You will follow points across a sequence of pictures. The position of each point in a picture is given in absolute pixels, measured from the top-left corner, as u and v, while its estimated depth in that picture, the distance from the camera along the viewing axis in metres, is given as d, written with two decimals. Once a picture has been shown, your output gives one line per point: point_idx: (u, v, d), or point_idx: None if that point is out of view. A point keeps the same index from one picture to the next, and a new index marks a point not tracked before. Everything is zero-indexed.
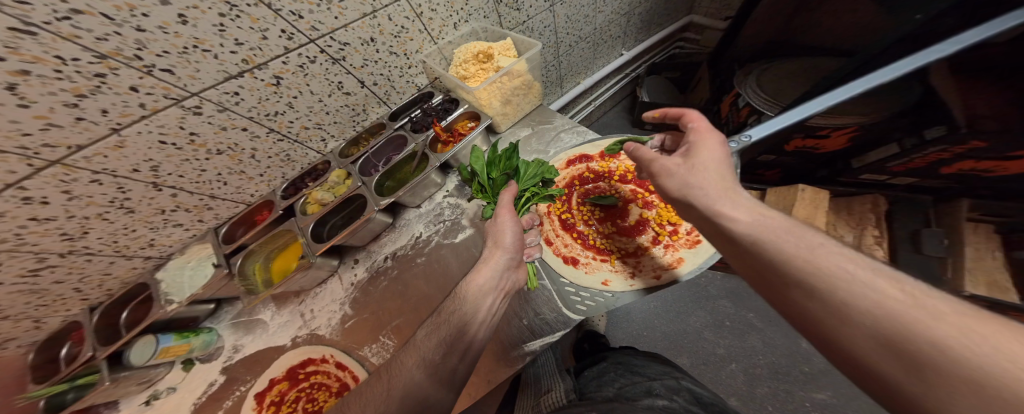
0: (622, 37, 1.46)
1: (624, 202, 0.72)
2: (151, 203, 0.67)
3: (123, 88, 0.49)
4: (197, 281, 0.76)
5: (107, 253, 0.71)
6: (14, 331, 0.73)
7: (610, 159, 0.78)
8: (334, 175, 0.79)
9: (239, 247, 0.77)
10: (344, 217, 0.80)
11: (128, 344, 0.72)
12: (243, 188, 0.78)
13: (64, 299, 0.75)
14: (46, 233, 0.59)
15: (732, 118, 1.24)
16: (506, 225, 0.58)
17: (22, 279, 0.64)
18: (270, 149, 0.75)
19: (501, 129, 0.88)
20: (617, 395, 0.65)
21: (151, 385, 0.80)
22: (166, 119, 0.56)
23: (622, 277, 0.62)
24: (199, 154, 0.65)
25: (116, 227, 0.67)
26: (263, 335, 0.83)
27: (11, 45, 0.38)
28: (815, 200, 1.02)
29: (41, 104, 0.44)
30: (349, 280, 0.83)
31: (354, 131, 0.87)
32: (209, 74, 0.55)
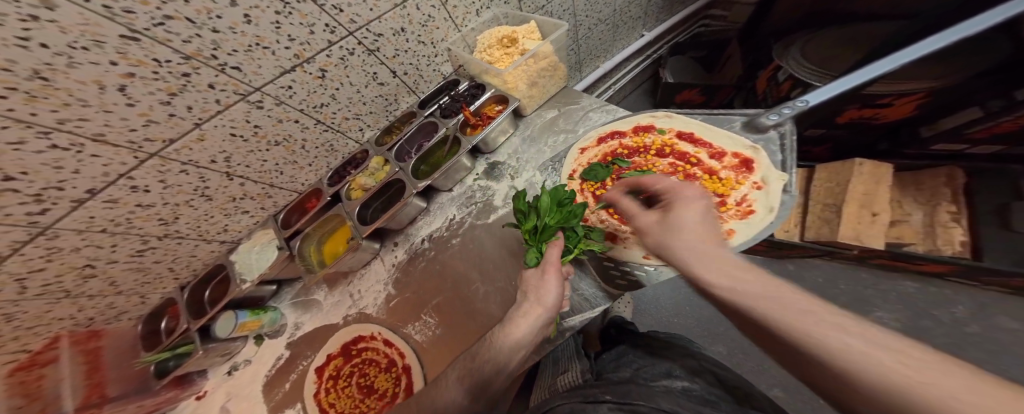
0: (643, 18, 1.40)
1: (662, 176, 0.69)
2: (225, 191, 0.76)
3: (203, 85, 0.56)
4: (262, 263, 0.86)
5: (193, 237, 0.82)
6: (128, 305, 0.88)
7: (644, 134, 0.76)
8: (374, 162, 0.85)
9: (296, 232, 0.86)
10: (384, 200, 0.86)
11: (212, 319, 0.84)
12: (297, 176, 0.87)
13: (162, 278, 0.88)
14: (147, 218, 0.71)
15: (770, 94, 1.14)
16: (551, 285, 0.51)
17: (131, 258, 0.77)
18: (317, 140, 0.82)
19: (528, 112, 0.88)
20: (634, 376, 0.65)
21: (231, 357, 0.93)
22: (236, 114, 0.63)
23: None
24: (262, 145, 0.73)
25: (199, 213, 0.78)
26: (319, 313, 0.92)
27: (122, 52, 0.46)
28: (876, 174, 0.92)
29: (143, 103, 0.53)
30: (391, 261, 0.89)
31: (387, 121, 0.92)
32: (268, 69, 0.61)
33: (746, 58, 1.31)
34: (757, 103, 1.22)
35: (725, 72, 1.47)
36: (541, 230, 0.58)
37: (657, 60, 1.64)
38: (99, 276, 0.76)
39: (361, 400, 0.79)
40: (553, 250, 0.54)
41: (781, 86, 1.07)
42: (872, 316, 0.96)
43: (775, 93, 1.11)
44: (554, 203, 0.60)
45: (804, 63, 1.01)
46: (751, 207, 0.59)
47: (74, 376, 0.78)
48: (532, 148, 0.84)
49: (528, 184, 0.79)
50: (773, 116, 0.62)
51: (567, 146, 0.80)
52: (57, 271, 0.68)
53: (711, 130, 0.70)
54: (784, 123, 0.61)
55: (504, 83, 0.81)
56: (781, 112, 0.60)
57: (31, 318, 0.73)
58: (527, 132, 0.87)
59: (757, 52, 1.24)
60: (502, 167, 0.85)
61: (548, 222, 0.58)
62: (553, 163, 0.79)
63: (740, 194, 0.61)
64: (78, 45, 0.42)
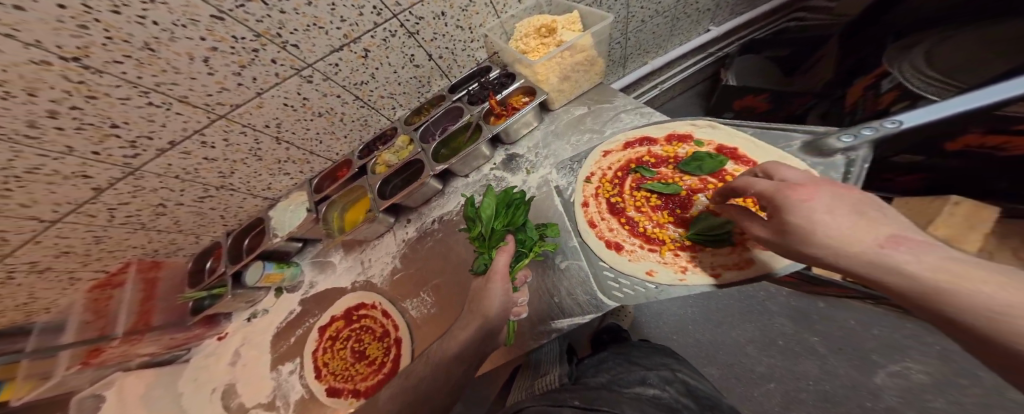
0: (713, 10, 1.21)
1: (689, 192, 0.65)
2: (273, 153, 0.86)
3: (267, 60, 0.63)
4: (294, 221, 0.94)
5: (242, 191, 0.94)
6: (185, 242, 1.02)
7: (678, 144, 0.72)
8: (400, 140, 0.89)
9: (324, 197, 0.92)
10: (404, 179, 0.89)
11: (246, 266, 0.95)
12: (333, 147, 0.94)
13: (213, 224, 1.00)
14: (210, 170, 0.82)
15: (864, 107, 0.85)
16: (491, 293, 0.54)
17: (195, 203, 0.89)
18: (354, 114, 0.87)
19: (556, 106, 0.86)
20: (609, 381, 0.65)
21: (252, 305, 1.01)
22: (290, 86, 0.71)
23: (671, 269, 0.57)
24: (307, 115, 0.80)
25: (251, 170, 0.88)
26: (331, 275, 0.99)
27: (210, 29, 0.54)
28: (971, 216, 0.65)
29: (219, 73, 0.62)
30: (402, 237, 0.92)
31: (418, 102, 0.95)
32: (321, 47, 0.66)
33: (842, 60, 0.95)
34: (839, 118, 0.93)
35: (809, 77, 1.09)
36: (488, 236, 0.63)
37: (721, 59, 1.41)
38: (168, 214, 0.89)
39: (352, 363, 0.85)
40: (502, 256, 0.57)
41: (880, 99, 0.78)
42: (897, 365, 0.86)
43: (872, 106, 0.82)
44: (502, 207, 0.66)
45: (926, 71, 0.70)
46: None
47: (130, 303, 0.96)
48: (554, 144, 0.82)
49: (543, 181, 0.78)
50: (846, 138, 0.52)
51: (590, 148, 0.78)
52: (137, 206, 0.82)
53: (758, 146, 0.65)
54: (857, 148, 0.51)
55: (535, 74, 0.79)
56: (859, 133, 0.51)
57: (113, 242, 0.90)
58: (552, 128, 0.85)
59: (864, 51, 0.88)
60: (520, 160, 0.84)
61: (496, 226, 0.64)
62: (571, 163, 0.78)
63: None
64: (180, 23, 0.52)
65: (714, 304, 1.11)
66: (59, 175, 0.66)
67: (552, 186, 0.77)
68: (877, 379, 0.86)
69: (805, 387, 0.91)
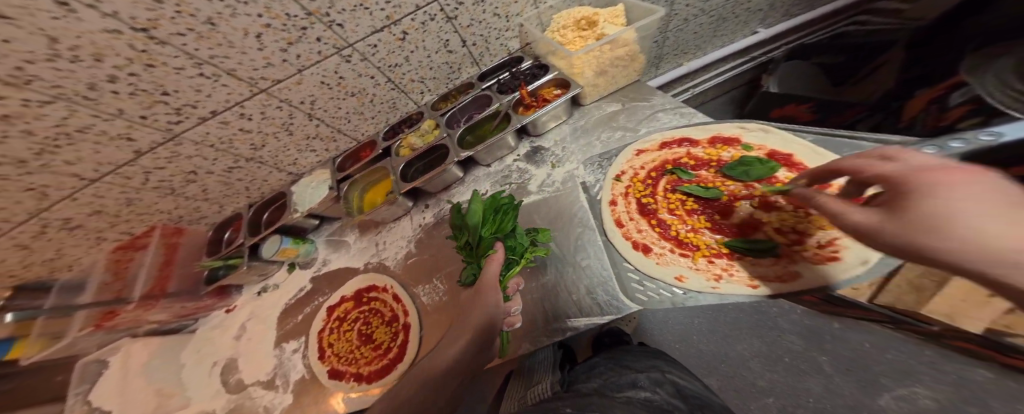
0: (766, 10, 1.08)
1: (731, 197, 0.62)
2: (304, 129, 0.89)
3: (313, 38, 0.65)
4: (314, 197, 0.98)
5: (269, 165, 0.96)
6: (207, 211, 1.05)
7: (721, 147, 0.69)
8: (426, 124, 0.90)
9: (346, 176, 0.96)
10: (426, 163, 0.91)
11: (264, 240, 1.01)
12: (360, 126, 0.96)
13: (238, 195, 1.03)
14: (243, 141, 0.84)
15: (923, 122, 0.76)
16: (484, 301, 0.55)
17: (224, 173, 0.92)
18: (384, 96, 0.89)
19: (587, 102, 0.85)
20: (600, 386, 0.65)
21: (264, 278, 1.14)
22: (329, 65, 0.73)
23: (704, 277, 0.55)
24: (341, 94, 0.82)
25: (281, 144, 0.91)
26: (345, 255, 1.05)
27: (268, 6, 0.57)
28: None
29: (268, 49, 0.64)
30: (418, 221, 0.94)
31: (447, 88, 0.96)
32: (363, 28, 0.67)
33: (907, 67, 0.83)
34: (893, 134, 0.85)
35: (858, 87, 0.99)
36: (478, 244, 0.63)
37: (764, 64, 1.29)
38: (198, 182, 0.91)
39: (358, 346, 0.88)
40: (492, 263, 0.58)
41: (944, 115, 0.69)
42: (905, 389, 0.81)
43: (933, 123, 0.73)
44: (489, 213, 0.65)
45: (1016, 85, 0.60)
46: (836, 254, 0.50)
47: (150, 267, 0.99)
48: (584, 140, 0.81)
49: (568, 176, 0.77)
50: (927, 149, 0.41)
51: (622, 146, 0.76)
52: (171, 172, 0.85)
53: (821, 154, 0.61)
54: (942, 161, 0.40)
55: (570, 67, 0.77)
56: (943, 145, 0.40)
57: (143, 204, 0.92)
58: (583, 123, 0.83)
59: (944, 56, 0.75)
60: (545, 154, 0.82)
61: (484, 234, 0.63)
62: (600, 160, 0.76)
63: (828, 235, 0.52)
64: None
65: (720, 316, 1.10)
66: (106, 136, 0.69)
67: (577, 181, 0.76)
68: (881, 401, 0.82)
69: (805, 404, 0.90)
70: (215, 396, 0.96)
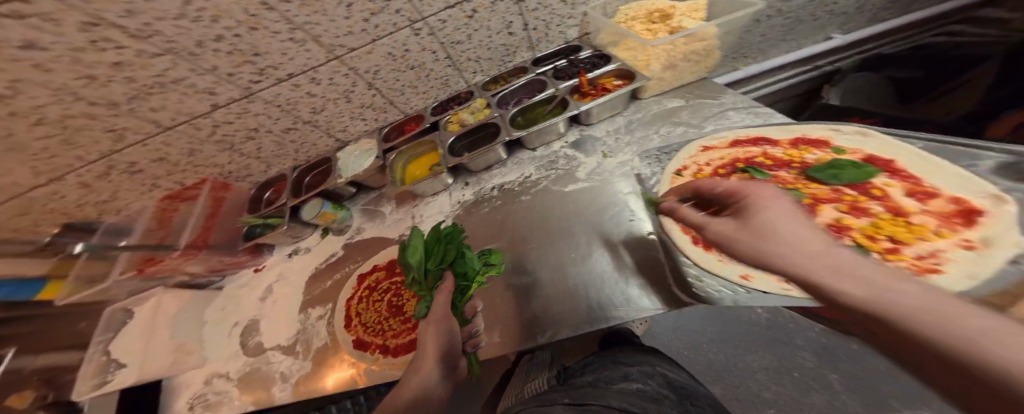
0: (851, 13, 0.98)
1: (813, 199, 0.55)
2: (361, 97, 0.99)
3: (393, 10, 0.75)
4: (356, 166, 1.08)
5: (323, 129, 1.07)
6: (255, 170, 1.16)
7: (807, 149, 0.63)
8: (477, 103, 0.98)
9: (392, 147, 1.05)
10: (471, 141, 0.99)
11: (303, 203, 1.10)
12: (411, 100, 1.07)
13: (287, 157, 1.14)
14: (307, 104, 0.95)
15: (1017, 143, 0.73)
16: (434, 335, 0.65)
17: (283, 132, 1.03)
18: (439, 72, 0.99)
19: (645, 96, 0.85)
20: (596, 379, 0.69)
21: (296, 243, 1.25)
22: (399, 37, 0.83)
23: (773, 279, 0.50)
24: (402, 66, 0.92)
25: (338, 111, 1.01)
26: (379, 224, 1.11)
27: None
28: None
29: (352, 17, 0.75)
30: (458, 198, 0.99)
31: (499, 70, 1.03)
32: (437, 3, 0.77)
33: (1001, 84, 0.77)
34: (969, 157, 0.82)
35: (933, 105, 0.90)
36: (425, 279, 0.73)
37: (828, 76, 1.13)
38: (255, 140, 1.02)
39: (384, 318, 0.93)
40: (441, 294, 0.68)
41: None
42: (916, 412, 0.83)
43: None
44: (432, 249, 0.75)
45: None
46: (936, 266, 0.42)
47: (198, 217, 1.03)
48: (640, 134, 0.81)
49: (621, 167, 0.78)
50: None
51: (686, 142, 0.74)
52: (236, 127, 0.95)
53: (934, 164, 0.52)
54: None
55: (636, 58, 0.78)
56: None
57: (201, 157, 1.01)
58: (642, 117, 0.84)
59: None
60: (596, 143, 0.81)
61: (430, 269, 0.73)
62: (658, 154, 0.75)
63: (929, 248, 0.45)
64: None
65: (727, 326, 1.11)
66: (193, 88, 0.80)
67: (628, 172, 0.76)
68: None
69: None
70: (233, 356, 1.05)
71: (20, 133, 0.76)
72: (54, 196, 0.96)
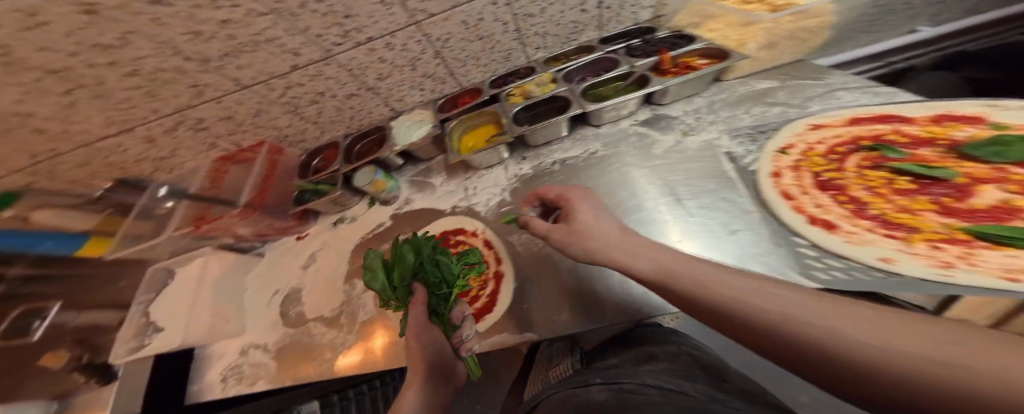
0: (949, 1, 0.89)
1: (968, 179, 0.58)
2: (425, 66, 1.09)
3: None
4: (410, 135, 1.15)
5: (380, 95, 1.14)
6: (309, 136, 1.25)
7: (946, 129, 0.67)
8: (544, 77, 1.03)
9: (448, 118, 1.15)
10: (535, 113, 1.02)
11: (354, 171, 1.20)
12: (471, 72, 1.17)
13: (342, 124, 1.24)
14: (375, 70, 1.03)
15: None
16: (422, 346, 0.76)
17: (348, 98, 1.12)
18: (503, 44, 1.07)
19: (728, 77, 0.87)
20: (621, 363, 0.74)
21: (340, 212, 1.28)
22: (476, 7, 0.89)
23: (924, 263, 0.51)
24: (471, 35, 1.00)
25: (401, 78, 1.10)
26: (430, 196, 1.17)
27: None
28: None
29: None
30: (515, 172, 1.05)
31: (564, 47, 1.11)
32: None
33: None
34: None
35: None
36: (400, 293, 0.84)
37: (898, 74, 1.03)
38: (319, 104, 1.10)
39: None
40: (417, 308, 0.80)
41: None
42: None
43: None
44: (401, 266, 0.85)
45: None
46: None
47: (258, 177, 1.12)
48: (726, 114, 0.84)
49: (707, 145, 0.81)
50: None
51: (786, 121, 0.79)
52: (306, 90, 1.03)
53: None
54: None
55: (731, 37, 0.84)
56: None
57: (264, 120, 1.09)
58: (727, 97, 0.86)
59: None
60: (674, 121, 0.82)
61: (400, 285, 0.83)
62: (754, 133, 0.79)
63: None
64: None
65: None
66: (278, 47, 0.86)
67: (720, 151, 0.79)
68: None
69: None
70: (273, 325, 1.12)
71: (110, 82, 0.84)
72: (116, 148, 1.04)
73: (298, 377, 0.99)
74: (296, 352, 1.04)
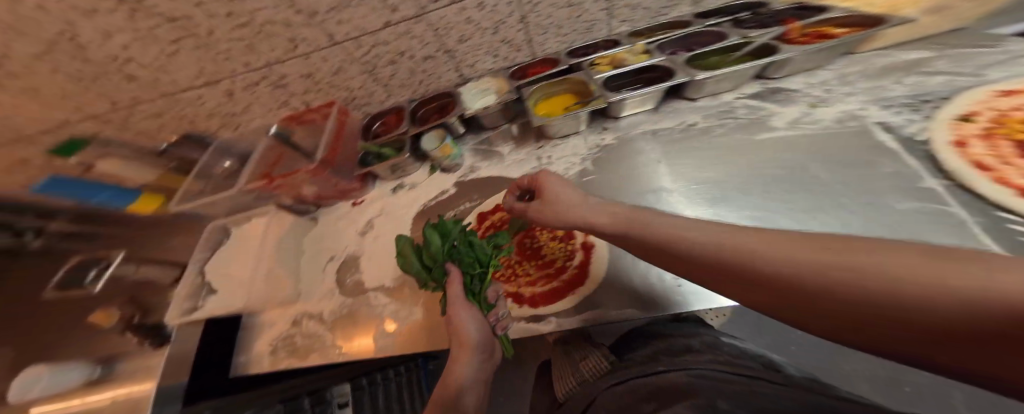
0: None
1: None
2: (507, 32, 1.08)
3: None
4: (482, 99, 1.16)
5: (454, 56, 1.14)
6: (376, 99, 1.25)
7: None
8: (638, 47, 1.03)
9: (525, 85, 1.13)
10: (633, 78, 1.02)
11: (423, 132, 1.20)
12: (548, 42, 1.16)
13: (411, 87, 1.23)
14: (460, 31, 1.04)
15: None
16: (465, 322, 0.83)
17: (426, 60, 1.13)
18: (590, 15, 1.06)
19: (864, 50, 0.88)
20: (657, 352, 0.71)
21: (399, 179, 1.26)
22: None
23: None
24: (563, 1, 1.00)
25: (481, 42, 1.10)
26: (498, 164, 1.15)
27: None
28: None
29: None
30: (596, 142, 1.04)
31: (664, 19, 1.09)
32: None
33: None
34: None
35: None
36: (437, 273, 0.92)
37: None
38: (394, 65, 1.12)
39: (518, 262, 0.99)
40: (455, 287, 0.87)
41: None
42: None
43: None
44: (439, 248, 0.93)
45: None
46: None
47: (330, 133, 1.13)
48: (867, 85, 0.81)
49: (844, 115, 0.78)
50: None
51: (960, 89, 0.73)
52: (389, 49, 1.05)
53: None
54: None
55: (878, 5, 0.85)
56: None
57: (338, 77, 1.12)
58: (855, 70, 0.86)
59: None
60: (796, 93, 0.86)
61: (436, 266, 0.92)
62: (915, 102, 0.75)
63: None
64: None
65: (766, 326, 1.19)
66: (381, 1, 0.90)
67: (870, 121, 0.75)
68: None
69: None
70: (331, 293, 1.07)
71: (216, 32, 0.88)
72: (195, 100, 1.07)
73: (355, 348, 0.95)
74: (354, 324, 1.00)
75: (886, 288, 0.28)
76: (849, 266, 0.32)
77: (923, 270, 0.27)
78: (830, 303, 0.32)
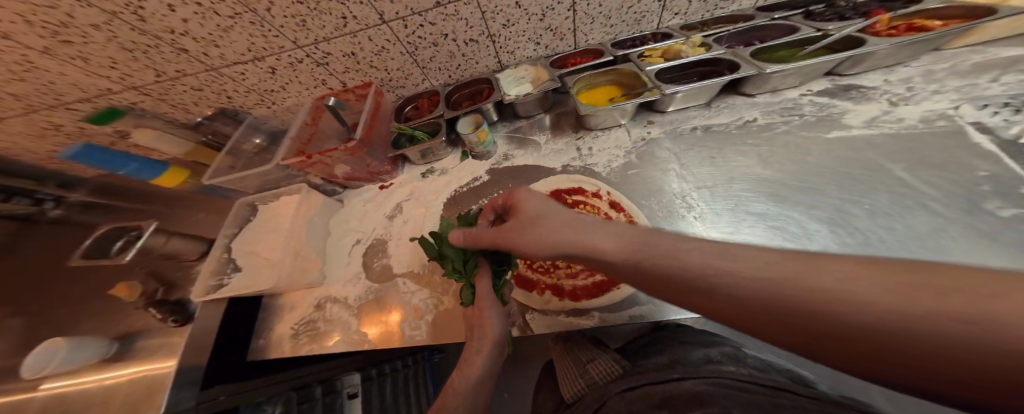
0: None
1: None
2: (554, 18, 1.04)
3: None
4: (517, 86, 1.14)
5: (495, 41, 1.10)
6: (411, 81, 1.22)
7: None
8: (695, 39, 1.01)
9: (570, 72, 1.09)
10: (681, 73, 1.02)
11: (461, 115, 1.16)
12: (593, 32, 1.12)
13: (447, 71, 1.21)
14: (502, 16, 1.01)
15: None
16: (489, 319, 0.76)
17: (467, 43, 1.09)
18: (643, 6, 1.03)
19: (956, 45, 0.84)
20: (679, 360, 0.62)
21: (428, 164, 1.24)
22: None
23: None
24: None
25: (528, 28, 1.06)
26: (533, 153, 1.12)
27: None
28: None
29: None
30: (640, 135, 1.01)
31: (723, 12, 1.06)
32: None
33: None
34: None
35: None
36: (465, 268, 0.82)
37: None
38: (435, 48, 1.09)
39: None
40: (483, 282, 0.80)
41: None
42: None
43: None
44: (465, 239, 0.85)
45: None
46: None
47: (368, 113, 1.10)
48: (959, 83, 0.80)
49: (931, 113, 0.78)
50: None
51: None
52: (434, 30, 1.02)
53: None
54: None
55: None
56: None
57: (381, 59, 1.09)
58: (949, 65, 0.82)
59: None
60: (872, 91, 0.85)
61: (468, 259, 0.83)
62: (1016, 103, 0.74)
63: None
64: None
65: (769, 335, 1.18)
66: None
67: (964, 121, 0.75)
68: None
69: None
70: (360, 276, 1.05)
71: (273, 7, 0.84)
72: (238, 76, 1.04)
73: (379, 334, 0.92)
74: (382, 308, 0.97)
75: (886, 319, 0.25)
76: (839, 296, 0.27)
77: (924, 294, 0.24)
78: (835, 343, 0.28)
